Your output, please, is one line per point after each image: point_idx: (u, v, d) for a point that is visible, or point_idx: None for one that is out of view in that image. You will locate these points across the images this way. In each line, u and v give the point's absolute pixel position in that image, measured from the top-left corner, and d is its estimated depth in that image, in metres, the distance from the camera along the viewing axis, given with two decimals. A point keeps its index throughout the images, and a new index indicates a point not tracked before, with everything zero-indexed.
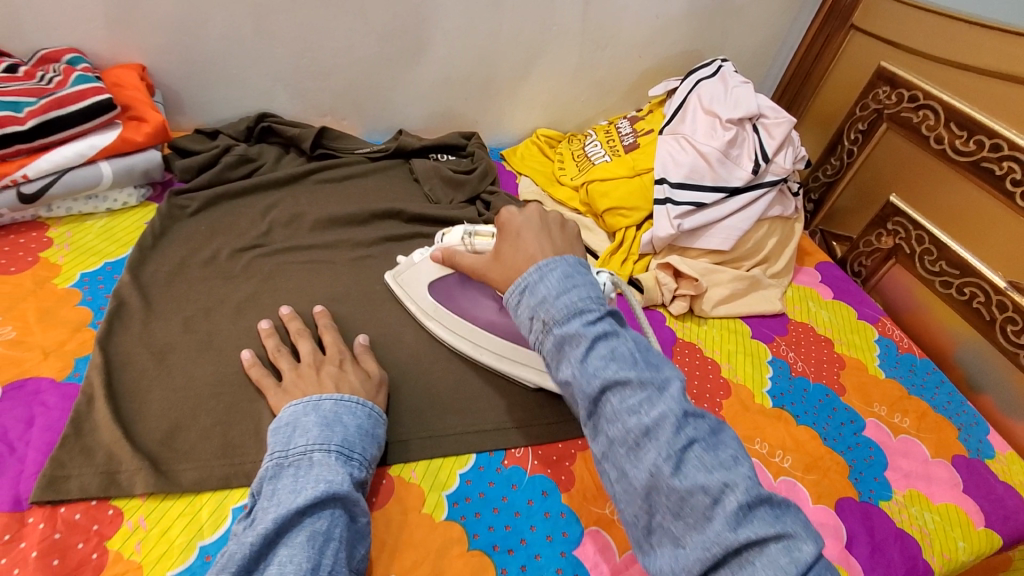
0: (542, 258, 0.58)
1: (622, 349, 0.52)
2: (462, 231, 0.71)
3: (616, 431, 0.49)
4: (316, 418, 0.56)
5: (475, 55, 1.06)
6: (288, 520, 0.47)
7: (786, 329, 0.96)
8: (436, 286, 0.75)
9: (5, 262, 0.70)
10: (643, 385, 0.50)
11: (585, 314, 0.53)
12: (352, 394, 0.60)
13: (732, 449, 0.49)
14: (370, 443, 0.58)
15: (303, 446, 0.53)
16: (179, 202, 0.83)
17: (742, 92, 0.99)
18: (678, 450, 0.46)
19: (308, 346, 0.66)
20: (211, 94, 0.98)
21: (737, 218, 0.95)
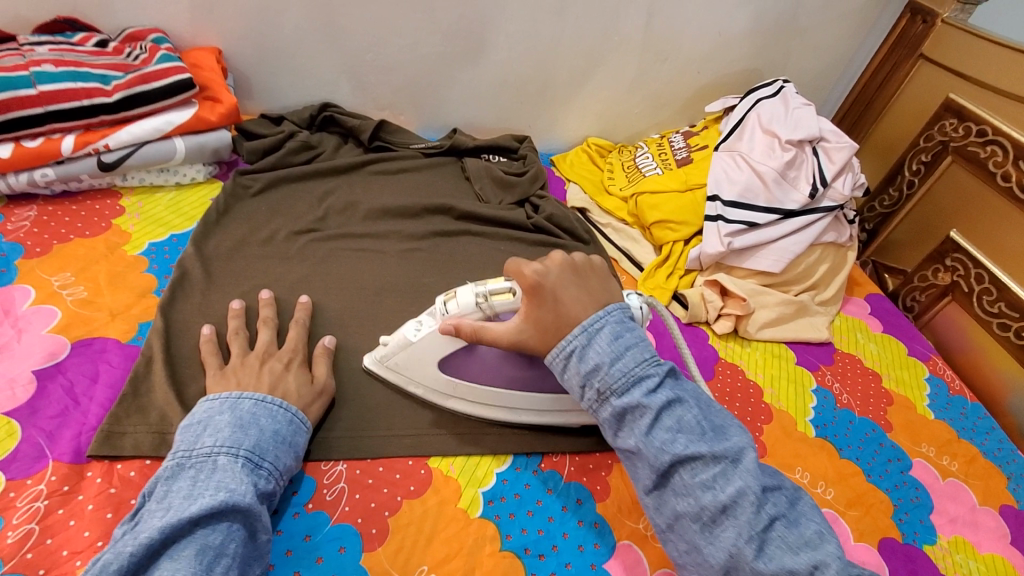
0: (585, 316, 0.56)
1: (687, 418, 0.52)
2: (472, 293, 0.60)
3: (688, 505, 0.50)
4: (231, 418, 0.52)
5: (535, 60, 1.07)
6: (178, 530, 0.44)
7: (832, 360, 0.94)
8: (448, 363, 0.63)
9: (80, 226, 0.73)
10: (714, 458, 0.50)
11: (645, 382, 0.53)
12: (279, 398, 0.57)
13: (815, 524, 0.50)
14: (287, 451, 0.54)
15: (208, 448, 0.49)
16: (243, 182, 0.86)
17: (803, 114, 0.97)
18: (759, 531, 0.48)
19: (265, 335, 0.65)
20: (279, 81, 1.02)
21: (791, 240, 0.93)
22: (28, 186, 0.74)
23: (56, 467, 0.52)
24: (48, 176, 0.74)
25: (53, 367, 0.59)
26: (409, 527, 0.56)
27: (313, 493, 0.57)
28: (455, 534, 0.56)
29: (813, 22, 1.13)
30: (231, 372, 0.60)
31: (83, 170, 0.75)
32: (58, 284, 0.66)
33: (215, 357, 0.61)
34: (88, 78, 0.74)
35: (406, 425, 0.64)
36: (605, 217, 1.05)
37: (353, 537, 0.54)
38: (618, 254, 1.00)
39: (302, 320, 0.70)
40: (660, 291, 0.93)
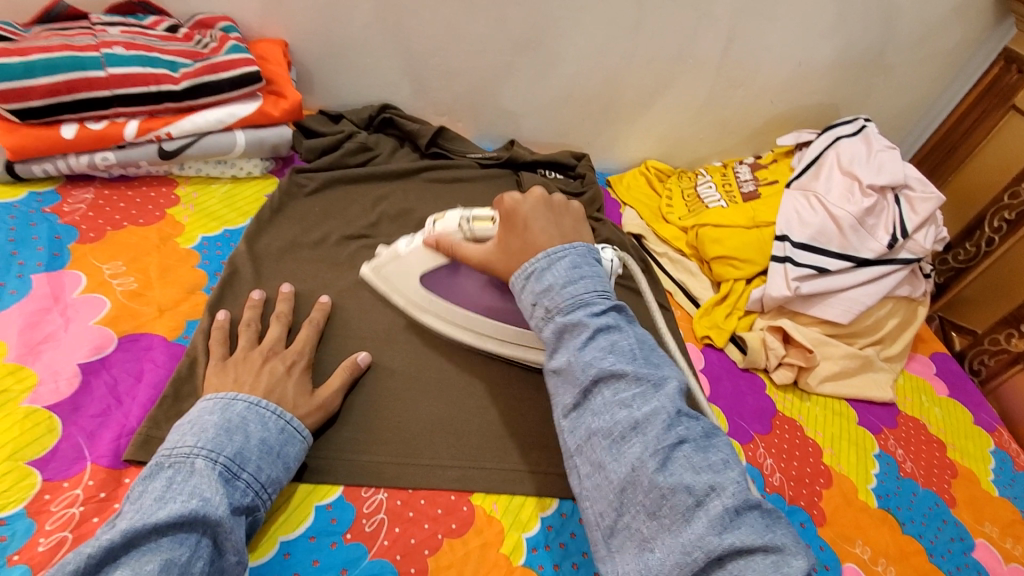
0: (550, 246, 0.59)
1: (623, 343, 0.53)
2: (458, 216, 0.66)
3: (603, 422, 0.50)
4: (218, 420, 0.49)
5: (603, 76, 1.04)
6: (141, 535, 0.41)
7: (895, 422, 0.87)
8: (429, 280, 0.68)
9: (135, 213, 0.72)
10: (638, 380, 0.51)
11: (590, 307, 0.54)
12: (273, 403, 0.53)
13: (723, 454, 0.49)
14: (275, 463, 0.50)
15: (189, 449, 0.46)
16: (299, 180, 0.84)
17: (887, 158, 0.92)
18: (666, 448, 0.47)
19: (275, 331, 0.62)
20: (341, 78, 1.00)
21: (863, 290, 0.88)
22: (87, 168, 0.72)
23: (94, 471, 0.50)
24: (108, 160, 0.72)
25: (98, 362, 0.57)
26: (449, 571, 0.52)
27: (352, 522, 0.53)
28: None
29: (900, 60, 1.07)
30: (230, 365, 0.57)
31: (143, 156, 0.73)
32: (109, 273, 0.64)
33: (220, 346, 0.59)
34: (157, 64, 0.72)
35: (450, 456, 0.60)
36: (661, 246, 1.00)
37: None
38: (673, 287, 0.95)
39: (316, 324, 0.66)
40: (717, 332, 0.88)
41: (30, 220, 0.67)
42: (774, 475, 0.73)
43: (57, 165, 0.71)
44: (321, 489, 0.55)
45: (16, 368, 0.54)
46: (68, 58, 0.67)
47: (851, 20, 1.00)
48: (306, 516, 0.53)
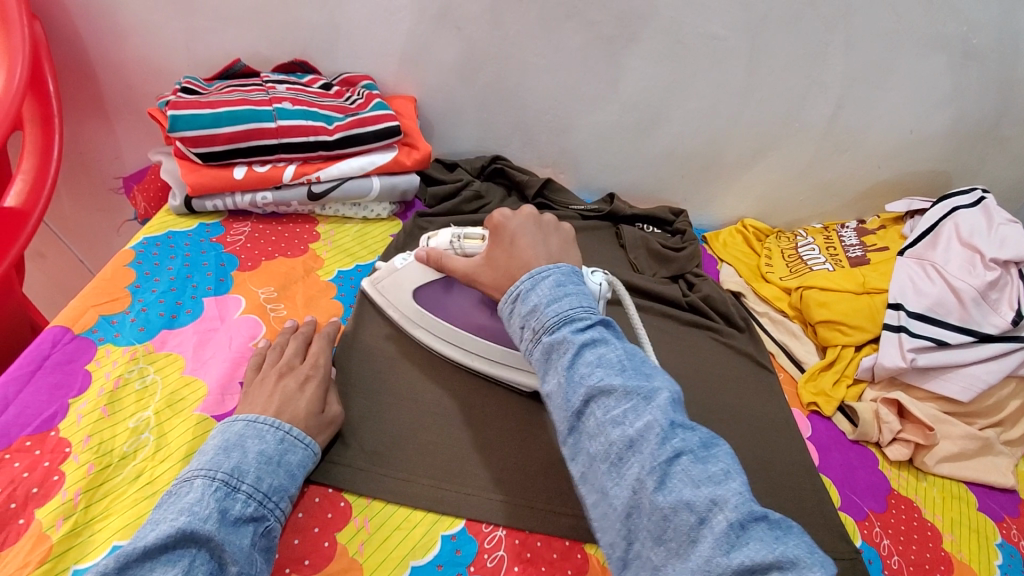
0: (537, 265, 0.58)
1: (609, 356, 0.51)
2: (451, 235, 0.70)
3: (599, 444, 0.48)
4: (219, 441, 0.51)
5: (706, 137, 1.07)
6: (138, 558, 0.42)
7: (1017, 510, 0.81)
8: (420, 294, 0.71)
9: (284, 246, 0.80)
10: (627, 394, 0.49)
11: (574, 323, 0.53)
12: (273, 418, 0.55)
13: (725, 463, 0.46)
14: (277, 472, 0.51)
15: (188, 472, 0.48)
16: (420, 224, 0.91)
17: (1009, 233, 0.88)
18: (661, 464, 0.45)
19: (293, 346, 0.64)
20: (458, 131, 1.09)
21: (985, 367, 0.83)
22: (249, 206, 0.82)
23: None
24: (266, 199, 0.82)
25: None
26: None
27: (475, 556, 0.55)
28: None
29: (1023, 130, 1.03)
30: (251, 387, 0.59)
31: (295, 197, 0.83)
32: (263, 298, 0.72)
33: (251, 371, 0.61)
34: (317, 118, 0.81)
35: (566, 503, 0.60)
36: (761, 305, 0.99)
37: None
38: (775, 348, 0.94)
39: (323, 342, 0.66)
40: (825, 399, 0.85)
41: (201, 248, 0.76)
42: (893, 557, 0.69)
43: (226, 202, 0.81)
44: (445, 520, 0.57)
45: (190, 379, 0.61)
46: (248, 111, 0.78)
47: (970, 90, 0.99)
48: (434, 544, 0.55)
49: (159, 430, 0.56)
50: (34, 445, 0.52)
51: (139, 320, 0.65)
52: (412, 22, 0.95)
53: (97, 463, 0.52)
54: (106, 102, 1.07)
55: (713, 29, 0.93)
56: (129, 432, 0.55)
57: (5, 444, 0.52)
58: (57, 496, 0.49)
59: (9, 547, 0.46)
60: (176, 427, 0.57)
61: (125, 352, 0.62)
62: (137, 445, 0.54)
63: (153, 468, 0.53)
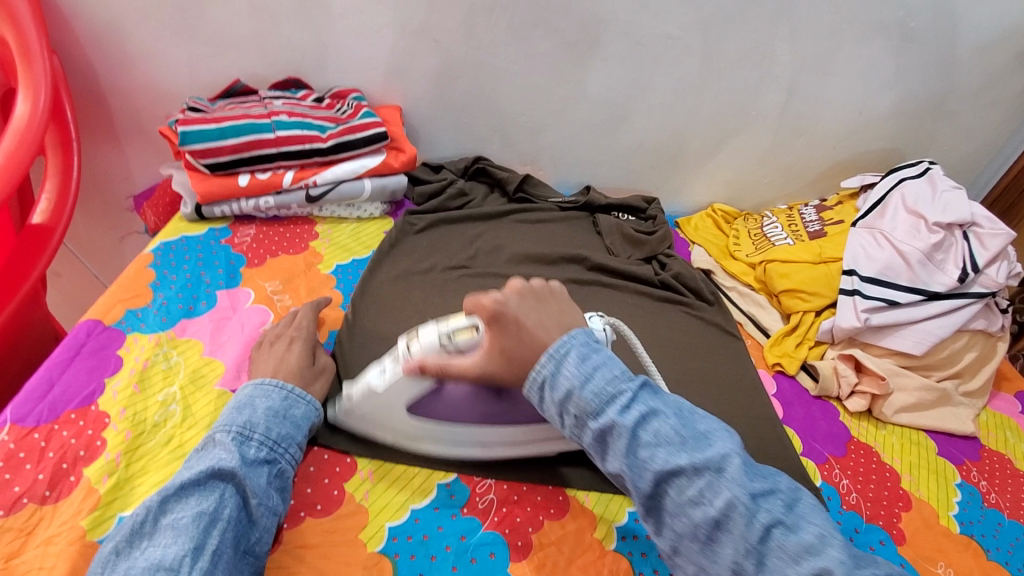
0: (552, 340, 0.55)
1: (666, 429, 0.50)
2: (434, 329, 0.59)
3: (684, 523, 0.50)
4: (232, 404, 0.60)
5: (671, 129, 1.15)
6: (177, 496, 0.51)
7: (978, 455, 0.87)
8: (416, 408, 0.62)
9: (286, 244, 0.89)
10: (697, 471, 0.49)
11: (618, 400, 0.51)
12: (272, 377, 0.63)
13: (815, 525, 0.48)
14: (284, 423, 0.59)
15: (210, 429, 0.57)
16: (410, 220, 0.99)
17: (953, 198, 0.96)
18: (755, 544, 0.47)
19: (284, 320, 0.73)
20: (442, 136, 1.17)
21: (935, 323, 0.90)
22: (253, 210, 0.91)
23: None
24: (268, 203, 0.90)
25: None
26: (551, 547, 0.60)
27: (468, 499, 0.63)
28: (590, 561, 0.60)
29: (964, 106, 1.12)
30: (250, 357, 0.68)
31: (294, 200, 0.91)
32: (270, 290, 0.80)
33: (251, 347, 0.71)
34: (311, 127, 0.90)
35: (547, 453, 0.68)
36: (730, 280, 1.07)
37: (502, 545, 0.59)
38: (743, 318, 1.01)
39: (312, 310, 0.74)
40: (788, 359, 0.93)
41: (212, 248, 0.85)
42: (851, 494, 0.76)
43: (232, 207, 0.89)
44: (438, 472, 0.65)
45: (210, 360, 0.69)
46: (249, 124, 0.86)
47: (910, 72, 1.07)
48: (430, 491, 0.63)
49: (184, 402, 0.64)
50: (78, 417, 0.60)
51: (161, 311, 0.73)
52: (394, 37, 1.04)
53: (133, 430, 0.60)
54: (116, 126, 1.16)
55: (669, 29, 1.02)
56: (158, 404, 0.63)
57: (53, 417, 0.60)
58: (101, 457, 0.58)
59: (64, 498, 0.55)
60: (200, 400, 0.65)
61: (151, 339, 0.70)
62: (167, 415, 0.63)
63: (182, 433, 0.61)
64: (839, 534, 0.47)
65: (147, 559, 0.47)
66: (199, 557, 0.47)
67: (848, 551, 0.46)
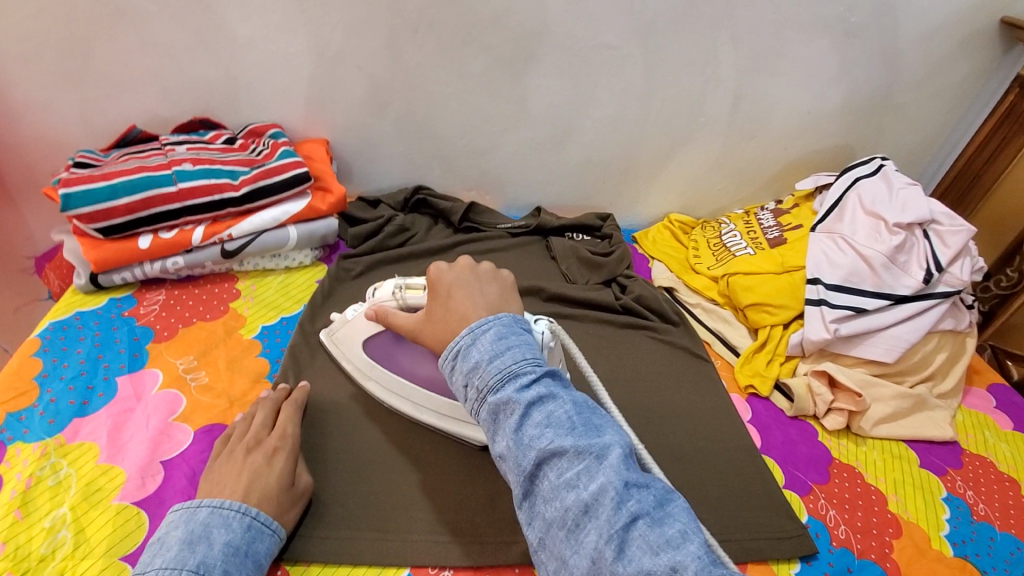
0: (475, 318, 0.54)
1: (559, 413, 0.48)
2: (394, 286, 0.68)
3: (555, 509, 0.45)
4: (183, 533, 0.50)
5: (619, 141, 1.10)
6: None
7: (961, 462, 0.84)
8: (371, 343, 0.70)
9: (202, 309, 0.79)
10: (579, 454, 0.46)
11: (520, 378, 0.49)
12: (236, 501, 0.54)
13: (681, 525, 0.44)
14: (243, 564, 0.50)
15: (151, 571, 0.47)
16: (346, 266, 0.90)
17: (909, 196, 0.93)
18: (618, 531, 0.42)
19: (259, 417, 0.63)
20: (377, 166, 1.09)
21: (905, 327, 0.87)
22: (160, 273, 0.80)
23: None
24: (178, 264, 0.80)
25: (177, 458, 0.61)
26: None
27: None
28: None
29: (910, 98, 1.10)
30: (218, 463, 0.58)
31: (208, 257, 0.81)
32: (182, 368, 0.70)
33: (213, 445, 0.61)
34: (220, 174, 0.80)
35: (513, 531, 0.61)
36: (693, 297, 1.02)
37: None
38: (710, 337, 0.96)
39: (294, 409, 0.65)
40: (760, 380, 0.88)
41: (113, 324, 0.74)
42: (839, 527, 0.71)
43: (134, 272, 0.79)
44: (389, 572, 0.57)
45: (108, 467, 0.59)
46: (145, 178, 0.77)
47: (854, 68, 1.05)
48: None
49: (76, 526, 0.54)
50: None
51: (48, 412, 0.63)
52: (312, 65, 0.95)
53: (14, 571, 0.51)
54: (8, 185, 1.03)
55: (607, 39, 0.97)
56: (45, 532, 0.54)
57: None
58: None
59: None
60: (95, 520, 0.55)
61: (35, 449, 0.59)
62: (55, 544, 0.53)
63: (74, 566, 0.52)
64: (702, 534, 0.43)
65: None
66: None
67: (712, 555, 0.42)
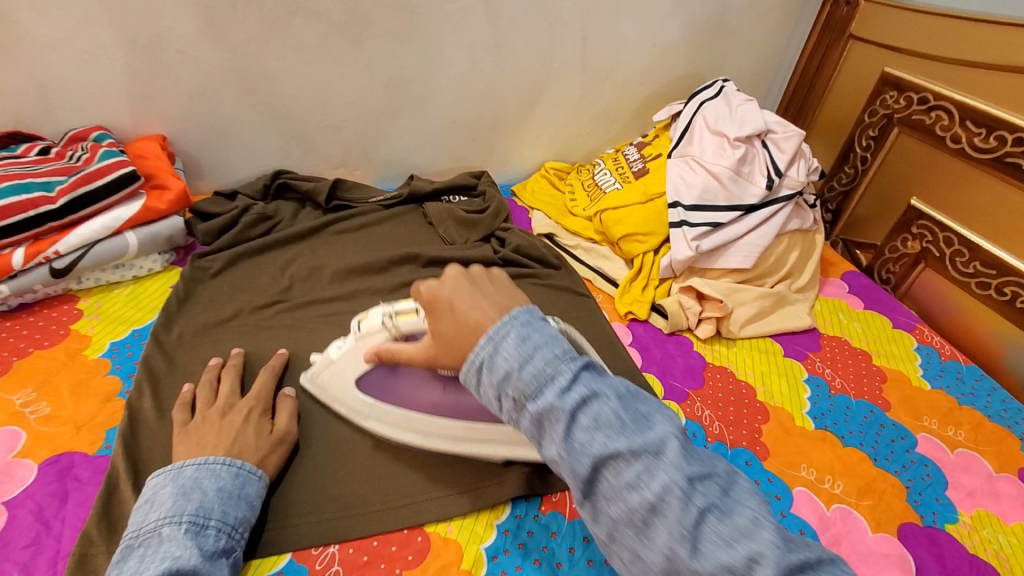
0: (489, 324, 0.48)
1: (607, 412, 0.43)
2: (380, 312, 0.60)
3: (619, 510, 0.43)
4: (173, 488, 0.52)
5: (478, 98, 1.09)
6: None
7: (819, 345, 0.93)
8: (365, 382, 0.64)
9: (39, 337, 0.72)
10: (636, 455, 0.42)
11: (557, 382, 0.44)
12: (218, 455, 0.56)
13: (751, 509, 0.42)
14: (239, 505, 0.54)
15: (154, 521, 0.49)
16: (202, 265, 0.85)
17: (747, 110, 0.99)
18: (689, 528, 0.40)
19: (228, 384, 0.66)
20: (229, 157, 1.02)
21: (757, 233, 0.94)
22: None
23: None
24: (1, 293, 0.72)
25: (20, 495, 0.57)
26: None
27: None
28: None
29: (744, 19, 1.16)
30: (193, 430, 0.60)
31: (36, 280, 0.74)
32: (20, 403, 0.65)
33: (181, 414, 0.62)
34: (31, 188, 0.74)
35: (398, 493, 0.62)
36: (573, 239, 1.05)
37: None
38: (591, 275, 1.00)
39: (266, 370, 0.69)
40: (638, 305, 0.93)
41: None
42: (713, 424, 0.77)
43: None
44: (269, 561, 0.56)
45: None
46: None
47: None
48: None
49: None
50: None
51: None
52: (126, 57, 0.87)
53: None
54: None
55: None
56: None
57: None
58: None
59: None
60: None
61: None
62: None
63: None
64: (774, 517, 0.41)
65: None
66: None
67: (784, 537, 0.40)
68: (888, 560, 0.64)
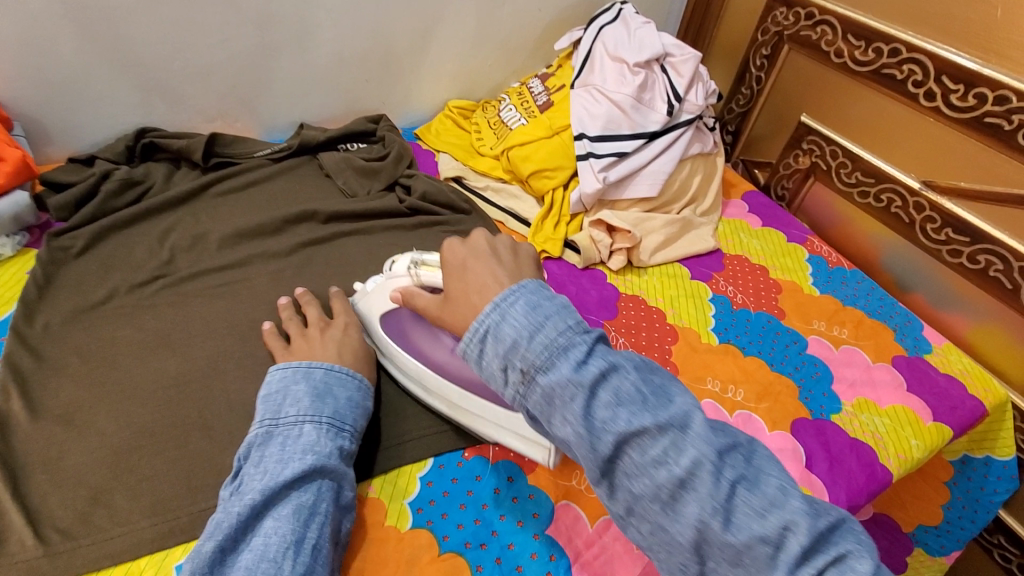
0: (497, 293, 0.49)
1: (626, 387, 0.44)
2: (409, 260, 0.65)
3: (643, 484, 0.43)
4: (307, 388, 0.57)
5: (365, 32, 1.00)
6: (277, 490, 0.49)
7: (722, 265, 0.97)
8: (389, 319, 0.68)
9: None
10: (661, 429, 0.42)
11: (571, 355, 0.44)
12: (343, 366, 0.62)
13: (774, 477, 0.44)
14: (361, 414, 0.60)
15: (294, 416, 0.55)
16: (61, 243, 0.75)
17: (645, 34, 0.97)
18: (722, 500, 0.41)
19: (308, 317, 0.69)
20: (81, 116, 0.88)
21: (660, 160, 0.95)
22: None
23: None
24: None
25: None
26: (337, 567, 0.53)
27: None
28: (389, 553, 0.55)
29: None
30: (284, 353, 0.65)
31: None
32: None
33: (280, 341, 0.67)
34: None
35: None
36: (482, 180, 1.02)
37: None
38: (503, 216, 0.98)
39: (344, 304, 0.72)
40: (551, 243, 0.92)
41: None
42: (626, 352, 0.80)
43: None
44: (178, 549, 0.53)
45: None
46: None
47: None
48: None
49: None
50: None
51: None
52: None
53: None
54: None
55: None
56: None
57: None
58: None
59: None
60: None
61: None
62: None
63: None
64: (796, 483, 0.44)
65: (254, 552, 0.46)
66: (302, 551, 0.47)
67: (805, 499, 0.43)
68: (782, 455, 0.71)
